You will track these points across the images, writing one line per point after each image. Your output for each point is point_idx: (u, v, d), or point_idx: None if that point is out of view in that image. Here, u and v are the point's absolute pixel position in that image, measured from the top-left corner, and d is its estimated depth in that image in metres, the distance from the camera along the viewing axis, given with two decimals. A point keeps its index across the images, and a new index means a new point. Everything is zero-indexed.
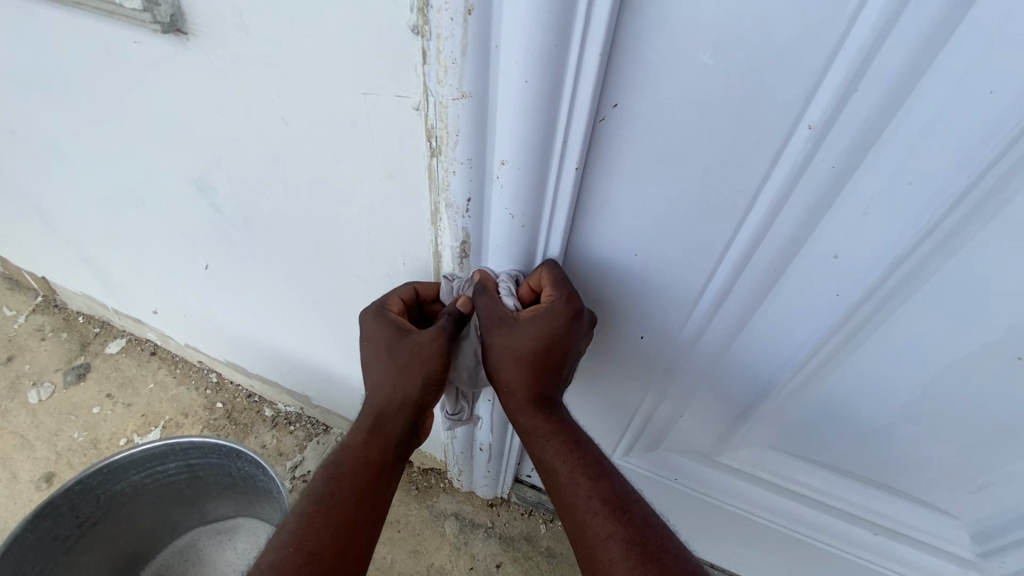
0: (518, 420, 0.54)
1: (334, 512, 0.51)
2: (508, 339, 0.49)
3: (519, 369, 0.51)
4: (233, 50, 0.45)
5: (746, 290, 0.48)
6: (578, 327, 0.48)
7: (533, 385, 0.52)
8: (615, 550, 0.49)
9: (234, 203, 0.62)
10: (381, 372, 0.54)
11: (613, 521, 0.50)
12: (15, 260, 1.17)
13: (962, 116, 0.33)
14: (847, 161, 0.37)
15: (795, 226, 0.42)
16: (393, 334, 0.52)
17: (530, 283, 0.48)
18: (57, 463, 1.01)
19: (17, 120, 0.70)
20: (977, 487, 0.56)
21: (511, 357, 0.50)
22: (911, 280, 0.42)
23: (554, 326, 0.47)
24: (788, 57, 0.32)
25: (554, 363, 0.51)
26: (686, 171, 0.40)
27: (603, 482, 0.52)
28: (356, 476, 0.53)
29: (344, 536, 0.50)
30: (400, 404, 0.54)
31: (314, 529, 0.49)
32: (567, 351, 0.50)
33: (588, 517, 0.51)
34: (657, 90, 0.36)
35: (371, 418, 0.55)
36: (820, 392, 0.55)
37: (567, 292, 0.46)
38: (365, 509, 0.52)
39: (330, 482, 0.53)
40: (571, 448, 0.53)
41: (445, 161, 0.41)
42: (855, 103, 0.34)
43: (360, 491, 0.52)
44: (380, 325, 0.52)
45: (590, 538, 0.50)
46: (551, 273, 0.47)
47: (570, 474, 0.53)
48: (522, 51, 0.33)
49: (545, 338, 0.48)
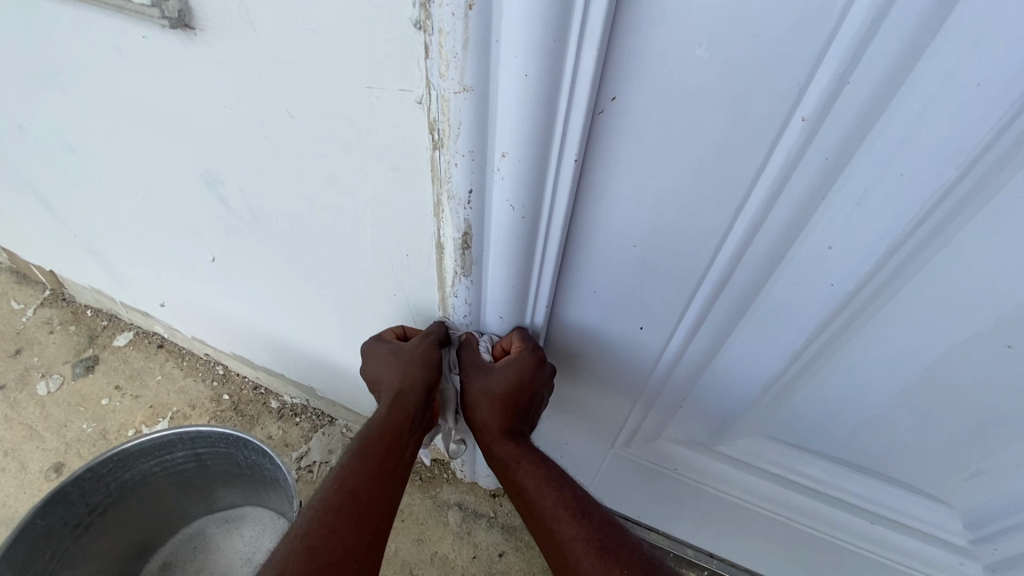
0: (493, 452, 0.58)
1: (352, 486, 0.52)
2: (483, 379, 0.55)
3: (493, 406, 0.56)
4: (239, 44, 0.46)
5: (742, 282, 0.49)
6: (542, 375, 0.55)
7: (504, 421, 0.57)
8: (579, 550, 0.50)
9: (240, 196, 0.63)
10: (378, 383, 0.59)
11: (576, 523, 0.52)
12: (25, 254, 1.19)
13: (952, 107, 0.33)
14: (840, 152, 0.37)
15: (789, 217, 0.42)
16: (392, 350, 0.59)
17: (503, 344, 0.58)
18: (67, 453, 1.03)
19: (27, 115, 0.71)
20: (970, 475, 0.56)
21: (486, 395, 0.56)
22: (903, 270, 0.43)
23: (524, 371, 0.54)
24: (782, 50, 0.33)
25: (524, 403, 0.56)
26: (683, 162, 0.41)
27: (566, 491, 0.54)
28: (373, 452, 0.54)
29: (364, 507, 0.52)
30: (403, 391, 0.56)
31: (335, 499, 0.51)
32: (533, 395, 0.56)
33: (555, 523, 0.52)
34: (654, 83, 0.37)
35: (387, 403, 0.57)
36: (815, 382, 0.56)
37: (534, 346, 0.55)
38: (384, 483, 0.54)
39: (348, 459, 0.54)
40: (537, 466, 0.56)
41: (447, 154, 0.42)
42: (847, 95, 0.34)
43: (375, 466, 0.54)
44: (381, 346, 0.60)
45: (559, 543, 0.52)
46: (520, 333, 0.56)
47: (537, 488, 0.54)
48: (521, 44, 0.34)
49: (515, 382, 0.54)
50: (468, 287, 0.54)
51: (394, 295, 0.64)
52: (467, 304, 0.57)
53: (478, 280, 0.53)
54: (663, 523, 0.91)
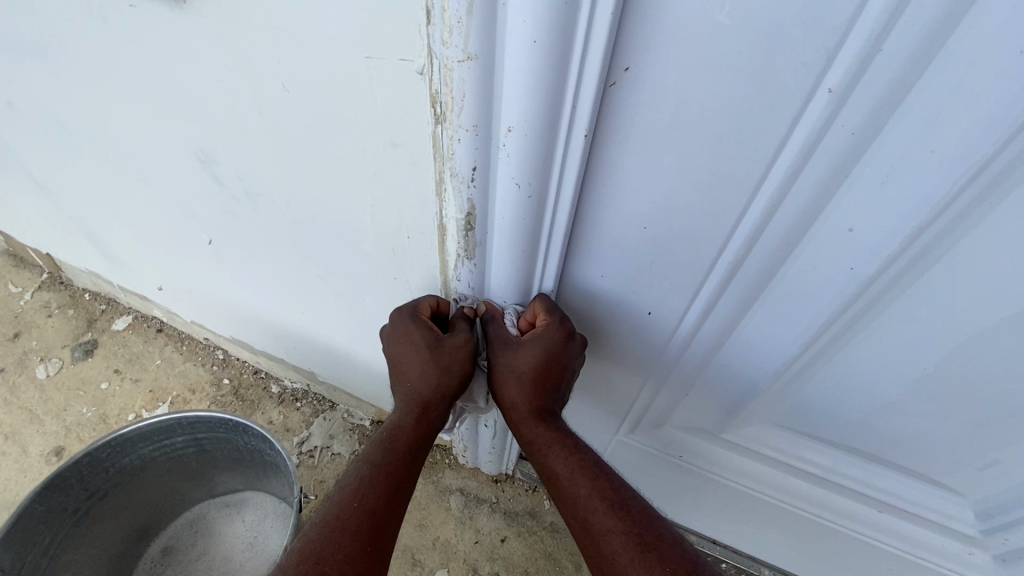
0: (521, 433, 0.57)
1: (373, 507, 0.51)
2: (510, 357, 0.53)
3: (521, 387, 0.55)
4: (230, 13, 0.44)
5: (755, 267, 0.47)
6: (571, 345, 0.53)
7: (534, 401, 0.55)
8: (617, 543, 0.50)
9: (235, 175, 0.61)
10: (408, 370, 0.56)
11: (614, 516, 0.52)
12: (20, 236, 1.17)
13: (991, 79, 0.31)
14: (867, 127, 0.35)
15: (809, 199, 0.41)
16: (427, 337, 0.54)
17: (527, 316, 0.54)
18: (67, 437, 1.02)
19: (15, 92, 0.69)
20: (986, 465, 0.55)
21: (513, 372, 0.54)
22: (928, 254, 0.41)
23: (550, 346, 0.52)
24: (810, 14, 0.31)
25: (553, 380, 0.55)
26: (699, 139, 0.38)
27: (602, 480, 0.54)
28: (391, 470, 0.54)
29: (379, 530, 0.51)
30: (431, 403, 0.56)
31: (354, 520, 0.50)
32: (564, 369, 0.54)
33: (590, 514, 0.52)
34: (670, 52, 0.34)
35: (412, 416, 0.56)
36: (828, 370, 0.54)
37: (559, 316, 0.52)
38: (399, 500, 0.54)
39: (368, 475, 0.53)
40: (570, 452, 0.55)
41: (450, 128, 0.40)
42: (877, 65, 0.32)
43: (393, 486, 0.53)
44: (415, 328, 0.54)
45: (595, 534, 0.52)
46: (545, 302, 0.52)
47: (570, 477, 0.54)
48: (530, 8, 0.31)
49: (543, 358, 0.52)
50: (471, 270, 0.53)
51: (395, 278, 0.63)
52: (471, 287, 0.55)
53: (482, 262, 0.52)
54: (668, 510, 0.91)
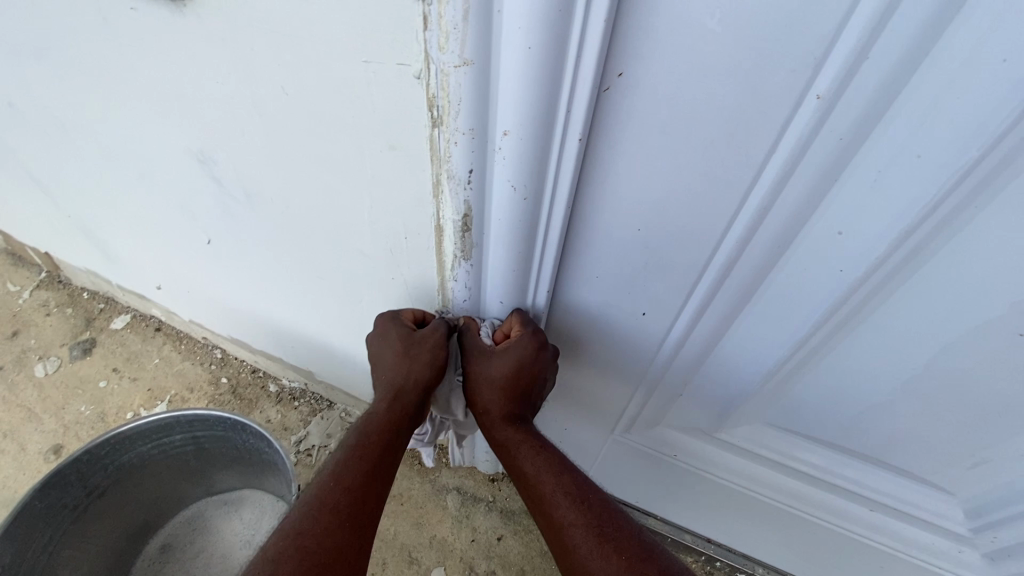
0: (493, 435, 0.59)
1: (350, 485, 0.52)
2: (482, 364, 0.55)
3: (492, 392, 0.56)
4: (230, 16, 0.44)
5: (747, 269, 0.48)
6: (544, 356, 0.54)
7: (504, 406, 0.57)
8: (578, 536, 0.51)
9: (234, 175, 0.62)
10: (381, 364, 0.58)
11: (575, 510, 0.52)
12: (19, 235, 1.18)
13: (975, 85, 0.32)
14: (855, 132, 0.36)
15: (799, 201, 0.41)
16: (404, 335, 0.56)
17: (503, 329, 0.56)
18: (65, 435, 1.02)
19: (16, 92, 0.69)
20: (975, 464, 0.56)
21: (486, 379, 0.56)
22: (916, 256, 0.42)
23: (522, 357, 0.53)
24: (798, 22, 0.31)
25: (524, 389, 0.56)
26: (692, 143, 0.39)
27: (566, 477, 0.55)
28: (367, 450, 0.55)
29: (358, 507, 0.51)
30: (402, 390, 0.57)
31: (330, 496, 0.51)
32: (535, 377, 0.55)
33: (554, 508, 0.53)
34: (662, 58, 0.35)
35: (385, 401, 0.57)
36: (818, 370, 0.55)
37: (533, 329, 0.53)
38: (376, 481, 0.54)
39: (344, 456, 0.55)
40: (537, 452, 0.57)
41: (446, 132, 0.41)
42: (865, 71, 0.33)
43: (370, 466, 0.54)
44: (393, 325, 0.57)
45: (557, 527, 0.53)
46: (519, 316, 0.54)
47: (536, 473, 0.56)
48: (524, 14, 0.32)
49: (515, 367, 0.53)
50: (468, 271, 0.53)
51: (393, 279, 0.63)
52: (467, 287, 0.55)
53: (478, 263, 0.52)
54: (662, 509, 0.92)
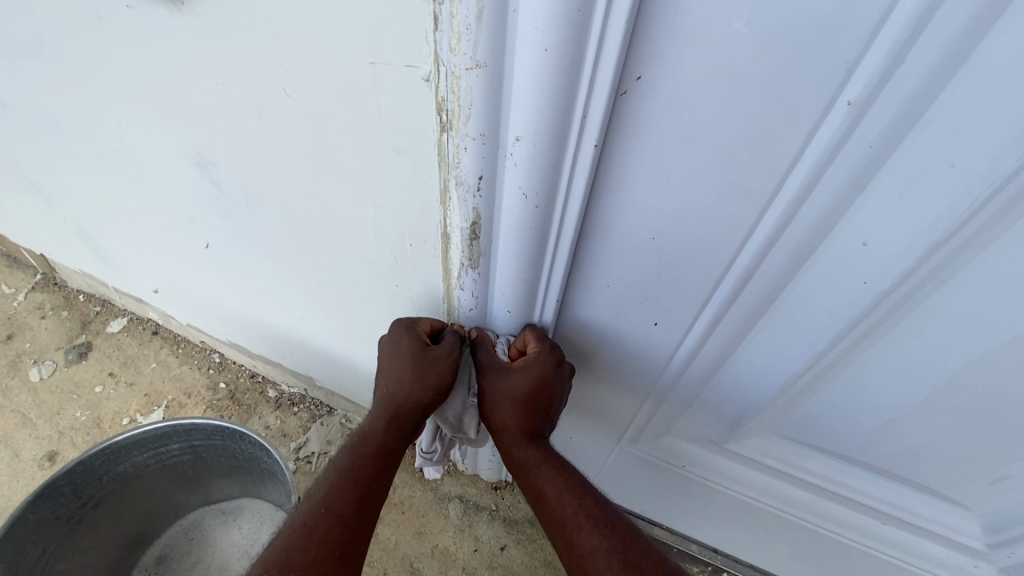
0: (511, 454, 0.57)
1: (341, 514, 0.51)
2: (498, 380, 0.53)
3: (510, 408, 0.55)
4: (230, 14, 0.42)
5: (766, 280, 0.46)
6: (560, 371, 0.54)
7: (525, 423, 0.55)
8: (602, 560, 0.50)
9: (234, 179, 0.60)
10: (385, 374, 0.56)
11: (598, 533, 0.51)
12: (14, 236, 1.16)
13: (1017, 94, 0.30)
14: (886, 140, 0.34)
15: (823, 211, 0.39)
16: (416, 349, 0.53)
17: (518, 345, 0.55)
18: (61, 441, 1.01)
19: (9, 92, 0.68)
20: (996, 479, 0.55)
21: (501, 393, 0.54)
22: (944, 268, 0.40)
23: (539, 372, 0.52)
24: (830, 26, 0.30)
25: (541, 403, 0.54)
26: (712, 150, 0.38)
27: (587, 499, 0.54)
28: (362, 475, 0.53)
29: (349, 535, 0.50)
30: (403, 407, 0.55)
31: (322, 526, 0.49)
32: (551, 394, 0.54)
33: (574, 532, 0.52)
34: (684, 60, 0.33)
35: (382, 420, 0.56)
36: (836, 383, 0.53)
37: (551, 345, 0.53)
38: (368, 510, 0.52)
39: (338, 479, 0.53)
40: (558, 471, 0.55)
41: (456, 136, 0.39)
42: (899, 77, 0.31)
43: (363, 492, 0.53)
44: (408, 336, 0.54)
45: (579, 552, 0.51)
46: (535, 332, 0.54)
47: (557, 494, 0.54)
48: (541, 15, 0.30)
49: (534, 382, 0.52)
50: (474, 279, 0.51)
51: (397, 285, 0.61)
52: (475, 295, 0.53)
53: (486, 271, 0.50)
54: (668, 518, 0.90)
